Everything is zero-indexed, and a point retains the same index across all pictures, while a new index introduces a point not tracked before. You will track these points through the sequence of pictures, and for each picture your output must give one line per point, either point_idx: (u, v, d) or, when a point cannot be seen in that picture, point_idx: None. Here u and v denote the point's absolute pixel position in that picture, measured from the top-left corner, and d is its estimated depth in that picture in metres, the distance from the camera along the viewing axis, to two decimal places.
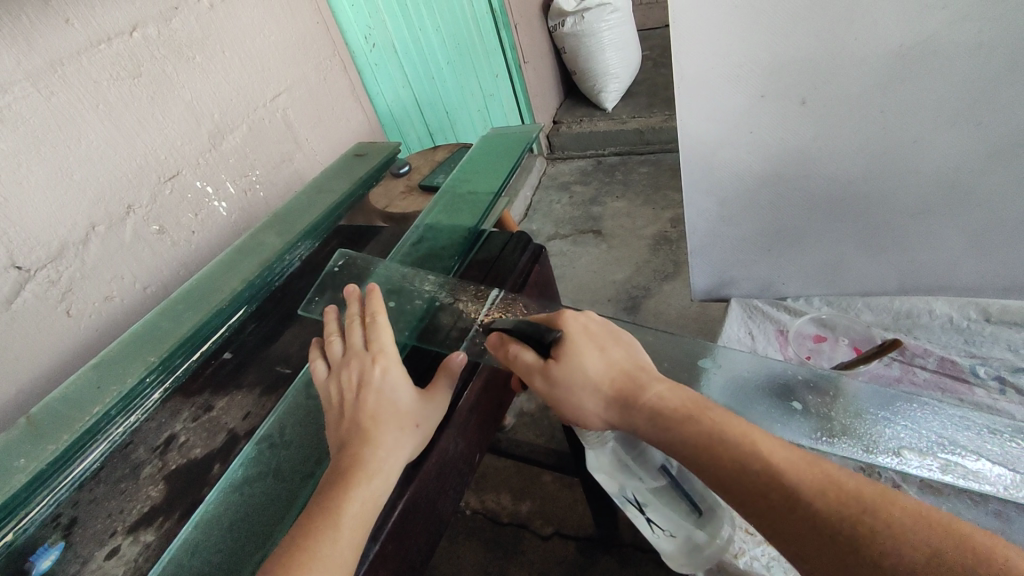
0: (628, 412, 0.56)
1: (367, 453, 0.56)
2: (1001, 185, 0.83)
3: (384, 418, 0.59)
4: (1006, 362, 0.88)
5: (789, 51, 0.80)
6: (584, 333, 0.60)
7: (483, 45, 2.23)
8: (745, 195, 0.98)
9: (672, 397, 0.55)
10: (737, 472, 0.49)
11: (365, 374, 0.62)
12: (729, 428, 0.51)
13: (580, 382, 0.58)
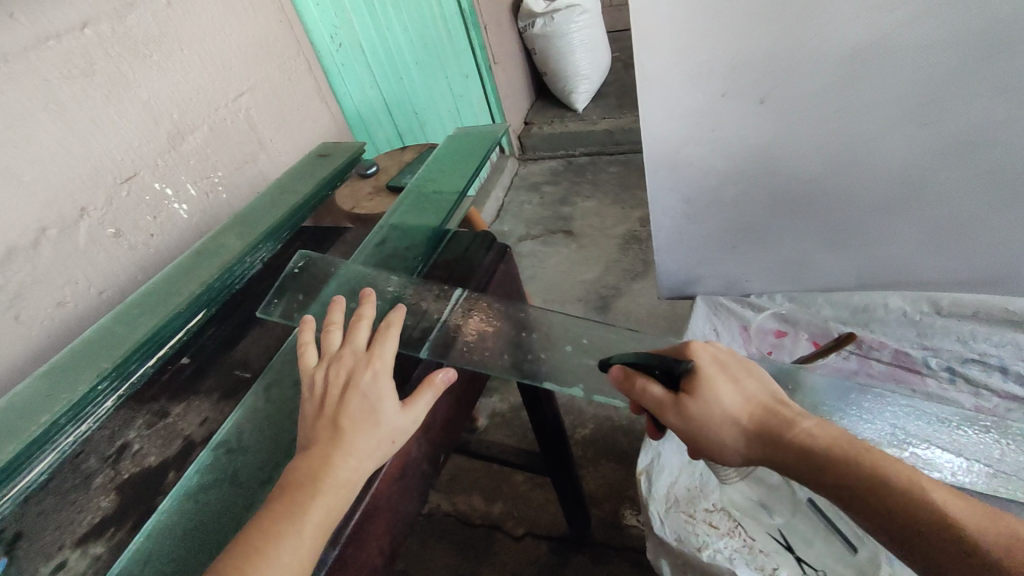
0: (771, 448, 0.55)
1: (332, 459, 0.54)
2: (955, 182, 0.84)
3: (360, 424, 0.57)
4: (955, 353, 0.92)
5: (748, 51, 0.81)
6: (717, 366, 0.59)
7: (452, 45, 2.22)
8: (709, 193, 0.98)
9: (821, 434, 0.53)
10: (880, 504, 0.49)
11: (355, 376, 0.60)
12: (864, 458, 0.51)
13: (716, 415, 0.56)
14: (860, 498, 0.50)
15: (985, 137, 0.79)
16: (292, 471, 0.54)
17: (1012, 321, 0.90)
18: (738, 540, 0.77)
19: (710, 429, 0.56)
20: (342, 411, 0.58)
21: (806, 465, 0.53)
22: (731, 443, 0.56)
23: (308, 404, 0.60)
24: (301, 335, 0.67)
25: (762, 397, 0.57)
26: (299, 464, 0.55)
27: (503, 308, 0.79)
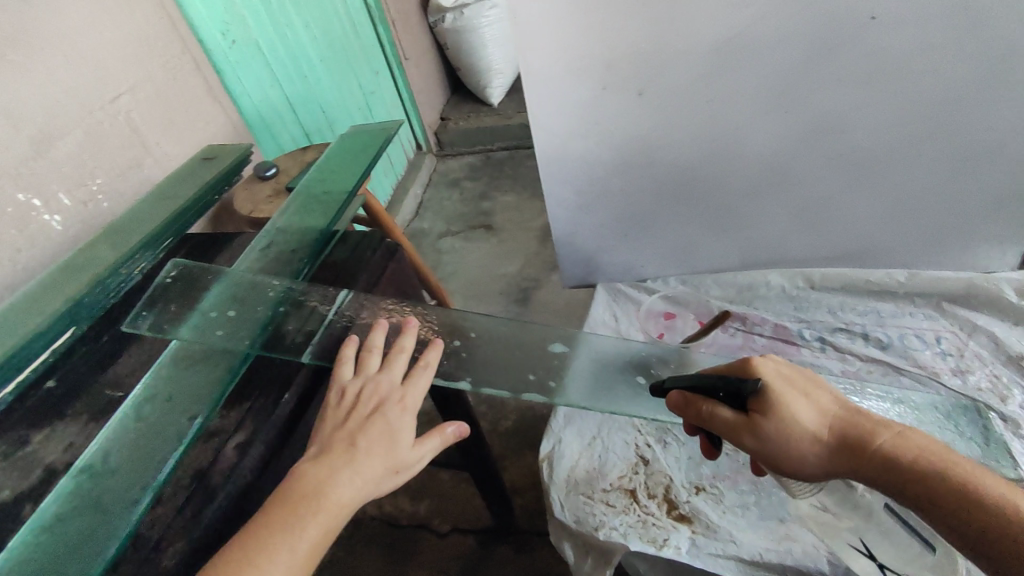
0: (852, 461, 0.53)
1: (339, 479, 0.56)
2: (816, 165, 0.91)
3: (378, 454, 0.59)
4: (826, 323, 0.99)
5: (624, 44, 0.84)
6: (785, 381, 0.57)
7: (358, 41, 2.17)
8: (598, 183, 1.02)
9: (902, 446, 0.52)
10: (959, 507, 0.48)
11: (384, 406, 0.62)
12: (943, 462, 0.50)
13: (791, 430, 0.55)
14: (936, 503, 0.49)
15: (837, 124, 0.86)
16: (301, 476, 0.56)
17: (874, 291, 0.99)
18: (632, 516, 0.80)
19: (784, 446, 0.55)
20: (365, 435, 0.60)
21: (886, 477, 0.52)
22: (810, 459, 0.55)
23: (333, 413, 0.63)
24: (341, 350, 0.67)
25: (835, 409, 0.56)
26: (308, 471, 0.57)
27: (393, 306, 0.79)
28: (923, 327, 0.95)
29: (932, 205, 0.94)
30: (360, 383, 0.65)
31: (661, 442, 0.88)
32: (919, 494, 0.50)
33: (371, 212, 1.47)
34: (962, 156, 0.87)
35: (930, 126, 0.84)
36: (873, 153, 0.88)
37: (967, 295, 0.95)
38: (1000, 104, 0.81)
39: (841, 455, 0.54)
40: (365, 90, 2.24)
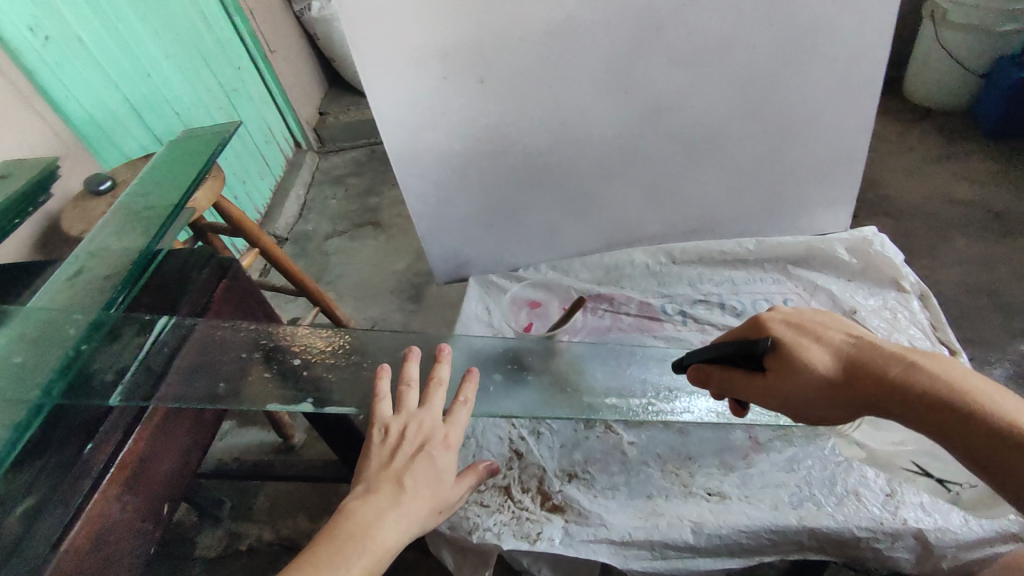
0: (870, 395, 0.57)
1: (388, 518, 0.58)
2: (658, 144, 0.95)
3: (425, 490, 0.62)
4: (687, 296, 1.01)
5: (458, 31, 0.83)
6: (793, 331, 0.61)
7: (212, 34, 1.97)
8: (455, 175, 1.00)
9: (913, 377, 0.56)
10: (964, 426, 0.53)
11: (430, 442, 0.66)
12: (948, 381, 0.55)
13: (813, 378, 0.58)
14: (942, 426, 0.54)
15: (672, 103, 0.90)
16: (353, 514, 0.58)
17: (728, 260, 1.03)
18: (505, 513, 0.79)
19: (808, 396, 0.59)
20: (411, 473, 0.63)
21: (900, 407, 0.56)
22: (830, 404, 0.59)
23: (375, 451, 0.65)
24: (377, 384, 0.71)
25: (850, 346, 0.59)
26: (357, 508, 0.59)
27: (232, 332, 0.75)
28: (772, 291, 1.00)
29: (767, 174, 1.00)
30: (403, 420, 0.68)
31: (534, 434, 0.88)
32: (930, 419, 0.55)
33: (234, 224, 1.37)
34: (786, 126, 0.93)
35: (753, 101, 0.90)
36: (710, 128, 0.93)
37: (808, 257, 1.01)
38: (812, 76, 0.88)
39: (858, 394, 0.57)
40: (226, 86, 2.03)
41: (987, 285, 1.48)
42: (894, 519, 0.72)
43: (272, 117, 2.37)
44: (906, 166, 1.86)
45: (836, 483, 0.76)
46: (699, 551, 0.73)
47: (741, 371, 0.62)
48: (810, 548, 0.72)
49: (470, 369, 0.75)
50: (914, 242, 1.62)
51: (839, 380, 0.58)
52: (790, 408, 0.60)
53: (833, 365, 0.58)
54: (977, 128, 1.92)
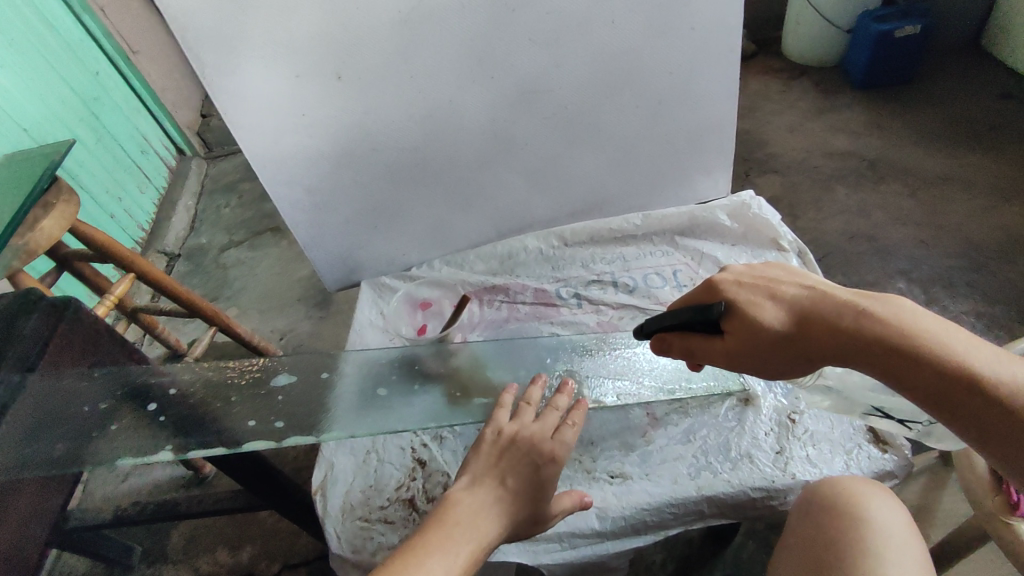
0: (818, 346, 0.58)
1: (491, 512, 0.62)
2: (533, 129, 0.94)
3: (527, 494, 0.64)
4: (581, 278, 1.01)
5: (303, 25, 0.77)
6: (747, 292, 0.62)
7: (58, 36, 1.76)
8: (329, 178, 0.94)
9: (862, 325, 0.57)
10: (916, 369, 0.54)
11: (539, 450, 0.68)
12: (899, 326, 0.56)
13: (768, 336, 0.59)
14: (896, 371, 0.55)
15: (540, 84, 0.88)
16: (458, 504, 0.62)
17: (616, 238, 1.04)
18: (410, 527, 0.77)
19: (767, 354, 0.60)
20: (515, 473, 0.66)
21: (848, 354, 0.57)
22: (788, 359, 0.60)
23: (486, 448, 0.69)
24: (502, 397, 0.77)
25: (802, 299, 0.60)
26: (462, 500, 0.63)
27: (77, 381, 0.71)
28: (662, 264, 1.01)
29: (646, 148, 1.00)
30: (515, 426, 0.71)
31: (437, 440, 0.85)
32: (886, 364, 0.56)
33: (100, 246, 1.22)
34: (656, 99, 0.94)
35: (621, 76, 0.90)
36: (582, 106, 0.92)
37: (692, 227, 1.03)
38: (673, 46, 0.88)
39: (813, 348, 0.58)
40: (82, 94, 1.82)
41: (867, 231, 1.57)
42: (784, 476, 0.75)
43: (145, 123, 2.15)
44: (789, 123, 1.93)
45: (730, 448, 0.78)
46: (606, 535, 0.73)
47: (703, 336, 0.63)
48: (711, 515, 0.74)
49: (581, 397, 0.77)
50: (802, 195, 1.70)
51: (793, 335, 0.59)
52: (752, 367, 0.62)
53: (786, 321, 0.59)
54: (848, 81, 2.03)
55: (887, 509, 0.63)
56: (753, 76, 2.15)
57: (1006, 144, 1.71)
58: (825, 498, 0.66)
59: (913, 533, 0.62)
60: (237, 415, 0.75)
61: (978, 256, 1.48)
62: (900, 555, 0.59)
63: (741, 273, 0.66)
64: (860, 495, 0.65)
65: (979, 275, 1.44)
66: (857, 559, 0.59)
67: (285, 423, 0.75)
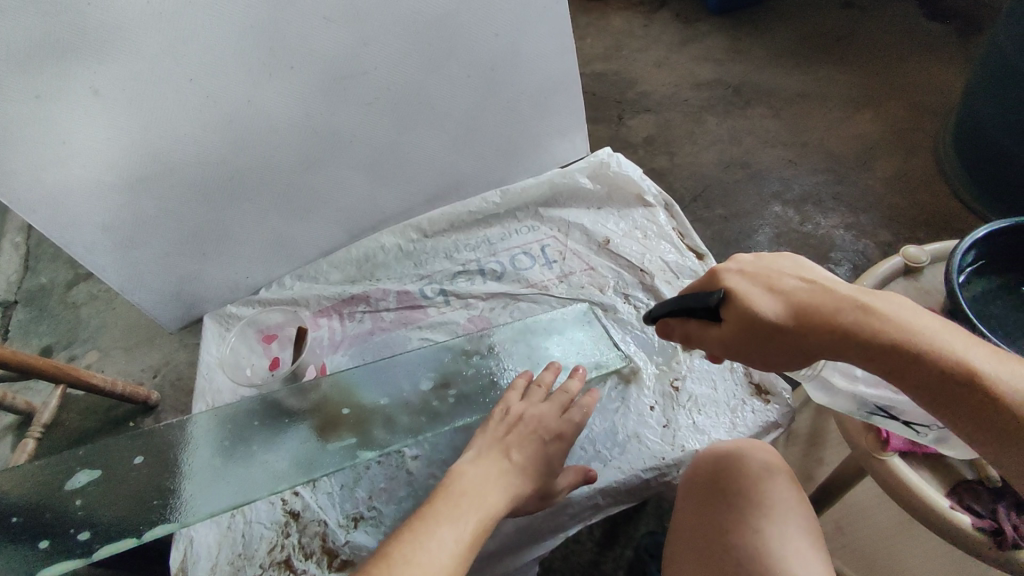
0: (816, 339, 0.53)
1: (502, 477, 0.58)
2: (356, 118, 0.82)
3: (532, 472, 0.61)
4: (446, 271, 0.92)
5: (23, 35, 0.61)
6: (748, 283, 0.56)
7: None
8: (122, 211, 0.78)
9: (868, 320, 0.52)
10: (918, 368, 0.50)
11: (546, 432, 0.65)
12: (901, 323, 0.51)
13: (764, 332, 0.54)
14: (897, 369, 0.51)
15: (350, 67, 0.77)
16: (464, 475, 0.58)
17: (478, 220, 0.96)
18: None
19: (764, 348, 0.55)
20: (521, 450, 0.62)
21: (846, 349, 0.52)
22: (782, 352, 0.55)
23: (495, 424, 0.65)
24: (515, 377, 0.72)
25: (802, 293, 0.54)
26: (470, 471, 0.58)
27: None
28: (529, 240, 0.94)
29: (491, 119, 0.92)
30: (524, 405, 0.68)
31: (309, 484, 0.76)
32: (887, 362, 0.51)
33: None
34: (487, 65, 0.85)
35: (440, 46, 0.80)
36: (407, 86, 0.82)
37: (555, 196, 0.96)
38: (493, 6, 0.80)
39: (812, 343, 0.53)
40: None
41: (740, 158, 1.58)
42: (673, 450, 0.73)
43: None
44: (655, 58, 1.89)
45: (617, 432, 0.74)
46: (502, 552, 0.69)
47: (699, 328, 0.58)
48: (607, 505, 0.71)
49: (581, 366, 0.74)
50: (675, 131, 1.67)
51: (792, 332, 0.53)
52: (746, 361, 0.57)
53: (785, 317, 0.53)
54: (704, 8, 2.01)
55: (776, 475, 0.62)
56: (615, 11, 2.07)
57: (853, 55, 1.76)
58: (714, 478, 0.63)
59: (797, 494, 0.61)
60: (31, 535, 0.67)
61: (839, 168, 1.52)
62: (785, 526, 0.58)
63: (744, 262, 0.59)
64: (753, 469, 0.62)
65: (843, 187, 1.49)
66: (745, 541, 0.57)
67: (89, 533, 0.67)
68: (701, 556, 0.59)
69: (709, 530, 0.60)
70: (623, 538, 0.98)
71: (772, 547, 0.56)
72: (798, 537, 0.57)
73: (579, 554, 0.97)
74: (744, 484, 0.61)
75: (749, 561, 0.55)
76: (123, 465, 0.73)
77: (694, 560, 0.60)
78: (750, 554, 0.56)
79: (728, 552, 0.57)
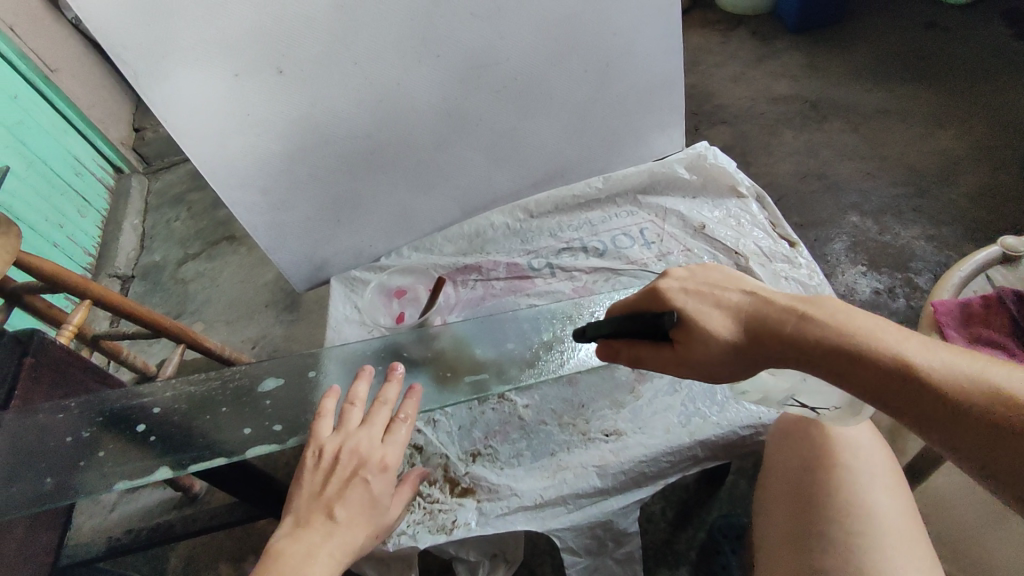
0: (763, 346, 0.58)
1: (325, 540, 0.57)
2: (484, 104, 0.93)
3: (358, 519, 0.60)
4: (551, 248, 1.02)
5: (236, 20, 0.73)
6: (689, 299, 0.61)
7: None
8: (282, 177, 0.90)
9: (805, 323, 0.57)
10: (858, 366, 0.54)
11: (362, 467, 0.62)
12: (837, 325, 0.56)
13: (715, 346, 0.59)
14: (839, 369, 0.55)
15: (485, 58, 0.88)
16: (282, 555, 0.55)
17: (580, 204, 1.05)
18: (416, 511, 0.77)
19: (716, 362, 0.59)
20: (343, 500, 0.60)
21: (792, 353, 0.57)
22: (735, 363, 0.60)
23: (309, 475, 0.62)
24: (320, 404, 0.68)
25: (746, 305, 0.60)
26: (286, 547, 0.56)
27: (53, 415, 0.72)
28: (628, 223, 1.03)
29: (599, 111, 1.02)
30: (339, 440, 0.65)
31: (430, 423, 0.84)
32: (830, 364, 0.55)
33: (48, 278, 0.95)
34: (602, 61, 0.96)
35: (566, 41, 0.91)
36: (531, 76, 0.93)
37: (653, 184, 1.04)
38: (614, 7, 0.90)
39: (762, 351, 0.58)
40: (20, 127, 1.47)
41: (818, 170, 1.62)
42: (769, 410, 0.78)
43: (96, 150, 1.80)
44: (732, 73, 1.95)
45: (716, 392, 0.81)
46: (608, 492, 0.75)
47: (650, 344, 0.62)
48: (705, 458, 0.77)
49: (411, 386, 0.71)
50: (753, 142, 1.72)
51: (740, 342, 0.59)
52: (701, 375, 0.61)
53: (731, 328, 0.59)
54: (782, 26, 2.06)
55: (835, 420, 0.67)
56: (692, 29, 2.15)
57: (935, 73, 1.77)
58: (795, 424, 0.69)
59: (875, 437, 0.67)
60: (234, 424, 0.75)
61: (920, 183, 1.54)
62: (869, 463, 0.64)
63: (684, 278, 0.65)
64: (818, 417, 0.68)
65: (924, 200, 1.50)
66: (836, 475, 0.63)
67: (284, 426, 0.75)
68: (793, 496, 0.65)
69: (795, 472, 0.66)
70: (695, 519, 1.02)
71: (862, 480, 0.62)
72: (884, 469, 0.63)
73: (651, 534, 1.01)
74: (809, 434, 0.67)
75: (844, 493, 0.61)
76: (297, 377, 0.81)
77: (786, 505, 0.65)
78: (836, 488, 0.62)
79: (817, 494, 0.63)
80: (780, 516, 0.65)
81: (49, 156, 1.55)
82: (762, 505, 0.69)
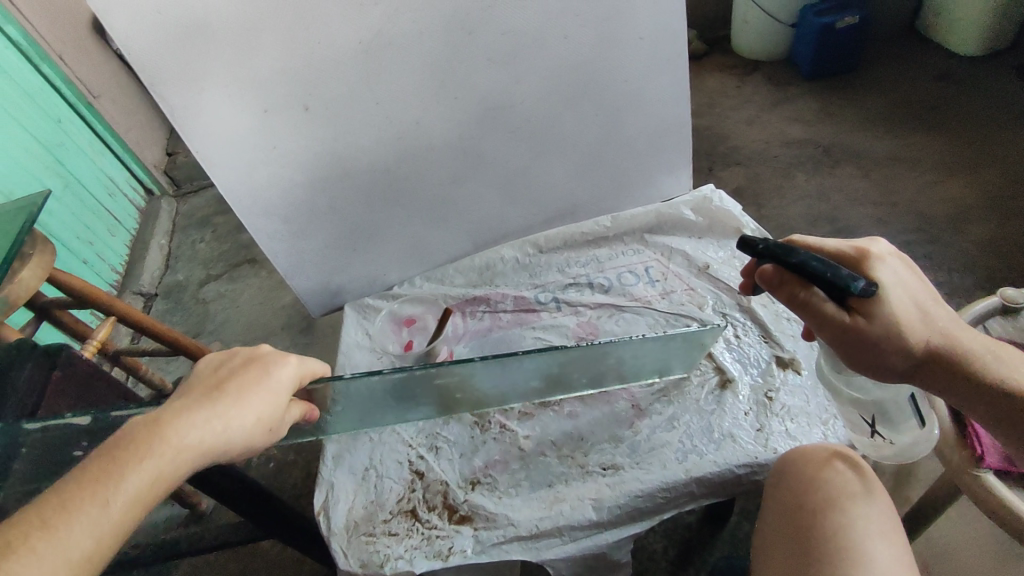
0: (925, 351, 0.63)
1: (189, 421, 0.50)
2: (498, 144, 0.98)
3: (247, 393, 0.54)
4: (558, 283, 1.05)
5: (268, 61, 0.79)
6: (893, 287, 0.62)
7: (32, 89, 1.50)
8: (303, 207, 0.95)
9: (970, 348, 0.63)
10: (996, 396, 0.63)
11: (257, 356, 0.59)
12: (991, 359, 0.64)
13: (895, 338, 0.62)
14: (980, 392, 0.63)
15: (502, 100, 0.93)
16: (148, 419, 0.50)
17: (589, 240, 1.09)
18: (416, 537, 0.78)
19: (878, 351, 0.62)
20: (233, 377, 0.56)
21: (939, 365, 0.64)
22: (897, 355, 0.63)
23: (204, 367, 0.58)
24: None
25: (934, 311, 0.64)
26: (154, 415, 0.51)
27: None
28: (634, 261, 1.06)
29: (610, 151, 1.06)
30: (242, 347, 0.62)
31: (433, 450, 0.86)
32: (968, 386, 0.63)
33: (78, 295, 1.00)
34: (613, 105, 1.00)
35: (578, 86, 0.96)
36: (543, 118, 0.97)
37: (660, 224, 1.08)
38: (624, 55, 0.95)
39: (921, 355, 0.63)
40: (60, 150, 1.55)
41: (829, 214, 1.64)
42: (766, 451, 0.79)
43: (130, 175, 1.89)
44: (746, 116, 1.99)
45: (712, 430, 0.82)
46: (602, 526, 0.76)
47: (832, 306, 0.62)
48: (701, 495, 0.78)
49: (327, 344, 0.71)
50: (765, 185, 1.75)
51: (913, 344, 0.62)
52: (856, 353, 0.63)
53: (914, 330, 0.62)
54: (797, 72, 2.11)
55: (842, 471, 0.68)
56: (709, 73, 2.21)
57: (947, 123, 1.80)
58: (798, 466, 0.70)
59: (882, 488, 0.67)
60: None
61: (932, 229, 1.55)
62: (868, 509, 0.64)
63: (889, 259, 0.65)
64: (826, 467, 0.68)
65: (935, 247, 1.50)
66: (827, 520, 0.64)
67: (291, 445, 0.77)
68: (788, 539, 0.66)
69: (796, 517, 0.66)
70: (695, 559, 1.02)
71: (858, 524, 0.63)
72: (881, 516, 0.63)
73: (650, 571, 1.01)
74: (815, 480, 0.67)
75: (840, 538, 0.62)
76: None
77: (783, 547, 0.66)
78: (836, 533, 0.62)
79: (812, 539, 0.63)
80: (778, 557, 0.65)
81: (85, 178, 1.63)
82: (759, 547, 0.69)
